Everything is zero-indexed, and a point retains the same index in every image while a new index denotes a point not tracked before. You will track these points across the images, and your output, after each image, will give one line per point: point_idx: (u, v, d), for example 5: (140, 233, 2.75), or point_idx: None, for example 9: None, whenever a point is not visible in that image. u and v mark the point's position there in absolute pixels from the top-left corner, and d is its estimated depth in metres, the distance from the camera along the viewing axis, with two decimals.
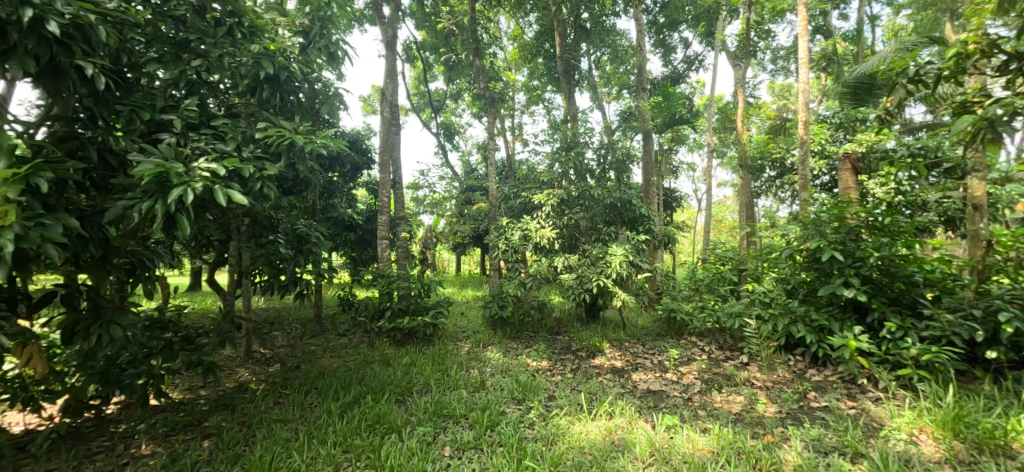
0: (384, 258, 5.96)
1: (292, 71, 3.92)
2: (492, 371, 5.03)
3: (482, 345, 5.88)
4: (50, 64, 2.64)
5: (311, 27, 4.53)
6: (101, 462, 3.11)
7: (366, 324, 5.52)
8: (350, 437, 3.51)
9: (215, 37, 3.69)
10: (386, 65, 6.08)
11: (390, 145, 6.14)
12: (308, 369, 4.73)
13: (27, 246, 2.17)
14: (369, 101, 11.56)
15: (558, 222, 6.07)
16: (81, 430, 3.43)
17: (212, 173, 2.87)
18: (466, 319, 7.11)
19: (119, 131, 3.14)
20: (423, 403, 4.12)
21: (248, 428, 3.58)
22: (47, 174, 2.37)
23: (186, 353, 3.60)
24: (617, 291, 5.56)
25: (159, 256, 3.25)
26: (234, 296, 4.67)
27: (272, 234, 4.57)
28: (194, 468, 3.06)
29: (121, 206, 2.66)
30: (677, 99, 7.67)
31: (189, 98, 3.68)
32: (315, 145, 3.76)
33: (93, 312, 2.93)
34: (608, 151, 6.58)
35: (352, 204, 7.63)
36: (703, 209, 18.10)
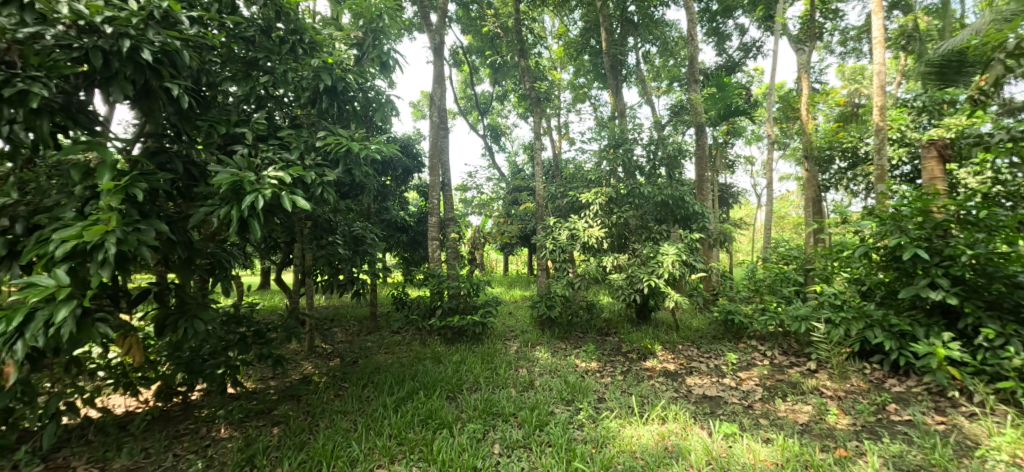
0: (435, 258, 6.13)
1: (348, 81, 4.16)
2: (540, 371, 5.04)
3: (530, 345, 5.88)
4: (143, 87, 2.97)
5: (365, 39, 4.78)
6: (187, 443, 3.45)
7: (418, 322, 5.72)
8: (404, 431, 3.65)
9: (279, 54, 3.98)
10: (434, 71, 6.26)
11: (439, 149, 6.32)
12: (365, 364, 4.98)
13: (126, 249, 2.46)
14: (419, 107, 11.93)
15: (607, 222, 5.95)
16: (171, 414, 3.82)
17: (279, 180, 3.10)
18: (514, 319, 7.15)
19: (199, 144, 3.48)
20: (473, 400, 4.20)
21: (313, 418, 3.82)
22: (142, 185, 2.66)
23: (258, 346, 3.92)
24: (670, 291, 5.36)
25: (235, 258, 3.56)
26: (299, 294, 5.01)
27: (332, 236, 4.85)
28: (265, 452, 3.32)
29: (202, 212, 2.95)
30: (733, 89, 7.26)
31: (258, 111, 4.00)
32: (370, 151, 3.96)
33: (180, 307, 3.28)
34: (658, 147, 6.35)
35: (404, 207, 7.92)
36: (763, 205, 17.02)
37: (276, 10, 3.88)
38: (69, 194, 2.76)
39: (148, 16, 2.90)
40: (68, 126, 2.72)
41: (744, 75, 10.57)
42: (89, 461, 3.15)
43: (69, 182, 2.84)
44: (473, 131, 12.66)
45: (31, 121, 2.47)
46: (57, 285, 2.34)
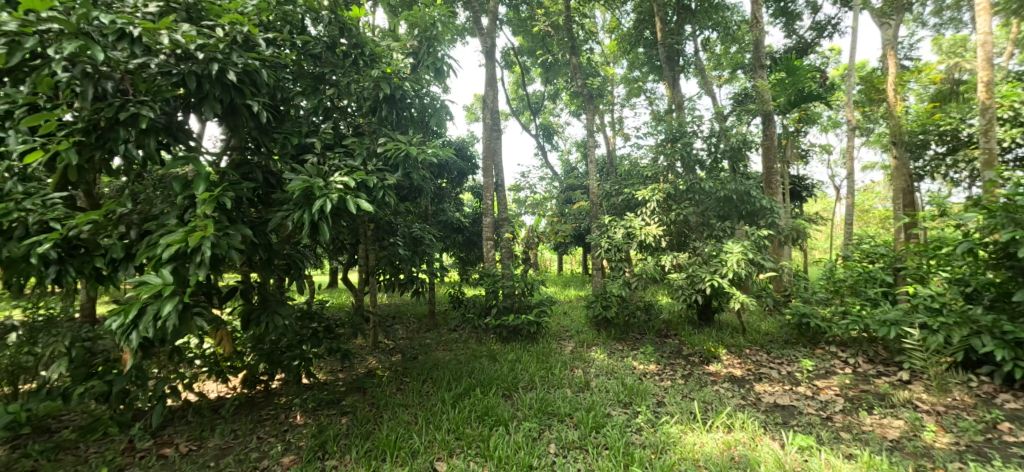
0: (490, 258, 6.23)
1: (405, 89, 4.35)
2: (596, 372, 4.95)
3: (586, 345, 5.81)
4: (229, 105, 3.31)
5: (420, 47, 4.96)
6: (269, 427, 3.80)
7: (474, 320, 5.87)
8: (462, 426, 3.75)
9: (343, 68, 4.24)
10: (486, 74, 6.36)
11: (492, 151, 6.42)
12: (425, 361, 5.18)
13: (218, 251, 2.76)
14: (472, 110, 12.19)
15: (665, 219, 5.71)
16: (255, 400, 4.22)
17: (344, 185, 3.31)
18: (569, 318, 7.08)
19: (276, 154, 3.80)
20: (528, 399, 4.22)
21: (377, 409, 4.04)
22: (229, 194, 2.97)
23: (329, 340, 4.21)
24: (735, 292, 5.03)
25: (307, 258, 3.86)
26: (364, 293, 5.32)
27: (393, 237, 5.09)
28: (336, 439, 3.57)
29: (279, 216, 3.23)
30: (804, 73, 6.67)
31: (325, 122, 4.29)
32: (427, 155, 4.13)
33: (262, 303, 3.62)
34: (721, 139, 5.99)
35: (460, 208, 8.13)
36: (843, 197, 15.49)
37: (339, 26, 4.16)
38: (171, 203, 3.13)
39: (233, 41, 3.23)
40: (169, 143, 3.08)
41: (818, 56, 9.69)
42: (190, 438, 3.56)
43: (171, 192, 3.23)
44: (526, 131, 12.71)
45: (141, 140, 2.84)
46: (163, 283, 2.67)
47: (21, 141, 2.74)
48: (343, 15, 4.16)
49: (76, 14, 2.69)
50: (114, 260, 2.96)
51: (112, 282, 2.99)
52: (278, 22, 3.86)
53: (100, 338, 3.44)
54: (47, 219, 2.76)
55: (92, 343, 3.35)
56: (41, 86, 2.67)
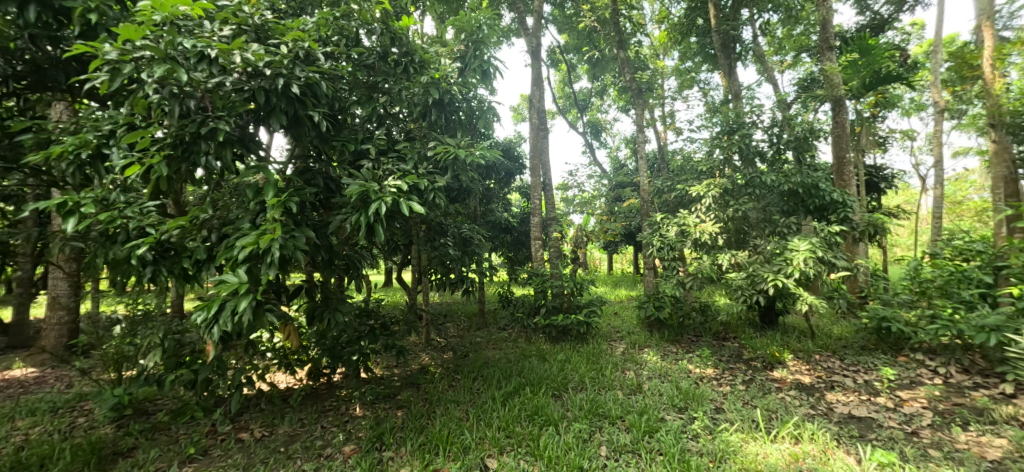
0: (539, 257, 6.22)
1: (453, 93, 4.45)
2: (649, 374, 4.80)
3: (638, 347, 5.65)
4: (293, 117, 3.56)
5: (467, 51, 5.05)
6: (332, 417, 4.04)
7: (523, 320, 5.90)
8: (512, 424, 3.79)
9: (395, 76, 4.40)
10: (532, 74, 6.37)
11: (540, 151, 6.42)
12: (475, 359, 5.27)
13: (285, 252, 2.97)
14: (518, 110, 12.24)
15: (722, 216, 5.42)
16: (319, 391, 4.50)
17: (398, 188, 3.45)
18: (620, 319, 6.93)
19: (335, 161, 4.04)
20: (579, 400, 4.17)
21: (430, 404, 4.17)
22: (294, 199, 3.19)
23: (385, 337, 4.41)
24: (802, 293, 4.67)
25: (364, 258, 4.06)
26: (417, 291, 5.52)
27: (443, 238, 5.23)
28: (392, 432, 3.73)
29: (339, 219, 3.42)
30: (881, 52, 6.05)
31: (379, 129, 4.48)
32: (475, 157, 4.20)
33: (325, 300, 3.87)
34: (784, 129, 5.58)
35: (508, 208, 8.19)
36: (930, 188, 13.91)
37: (391, 36, 4.33)
38: (245, 209, 3.42)
39: (295, 57, 3.47)
40: (243, 154, 3.37)
41: (897, 33, 8.76)
42: (263, 424, 3.87)
43: (245, 198, 3.53)
44: (573, 129, 12.58)
45: (219, 152, 3.13)
46: (239, 282, 2.93)
47: (123, 156, 3.12)
48: (393, 25, 4.32)
49: (164, 41, 3.02)
50: (198, 261, 3.28)
51: (196, 280, 3.32)
52: (335, 37, 4.10)
53: (188, 331, 3.84)
54: (144, 225, 3.11)
55: (181, 336, 3.74)
56: (137, 108, 3.03)
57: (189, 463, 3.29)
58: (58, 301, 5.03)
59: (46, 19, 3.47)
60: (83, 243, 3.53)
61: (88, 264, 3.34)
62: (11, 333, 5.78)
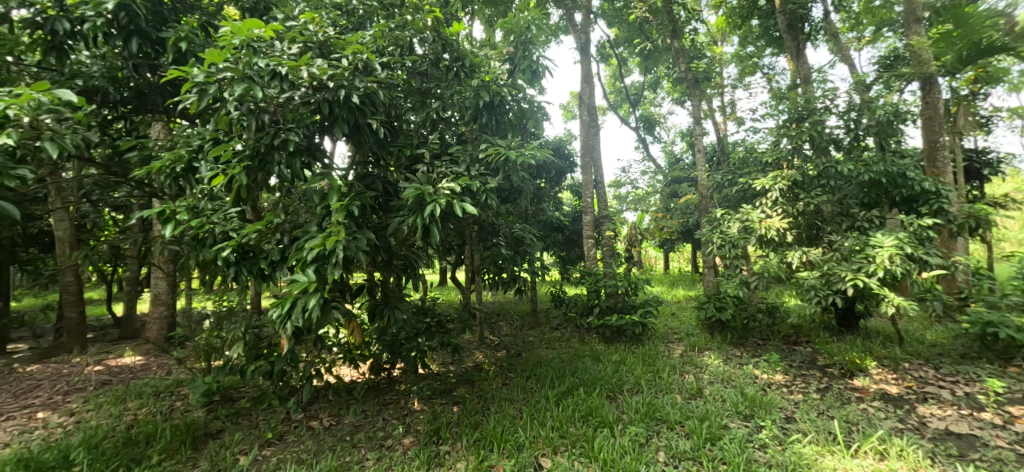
0: (591, 256, 6.14)
1: (504, 95, 4.48)
2: (711, 379, 4.56)
3: (697, 349, 5.38)
4: (354, 125, 3.76)
5: (516, 52, 5.05)
6: (392, 410, 4.24)
7: (576, 319, 5.86)
8: (566, 424, 3.76)
9: (447, 81, 4.52)
10: (582, 70, 6.28)
11: (590, 148, 6.33)
12: (528, 358, 5.30)
13: (349, 253, 3.17)
14: (568, 108, 12.12)
15: (790, 210, 5.03)
16: (381, 385, 4.74)
17: (451, 190, 3.56)
18: (678, 320, 6.66)
19: (392, 166, 4.25)
20: (635, 402, 4.05)
21: (485, 401, 4.26)
22: (356, 203, 3.39)
23: (441, 334, 4.56)
24: (887, 293, 4.22)
25: (420, 259, 4.22)
26: (470, 290, 5.64)
27: (496, 238, 5.31)
28: (449, 426, 3.85)
29: (396, 221, 3.59)
30: (982, 20, 5.32)
31: (433, 134, 4.63)
32: (526, 157, 4.22)
33: (386, 299, 4.08)
34: (862, 113, 5.06)
35: (559, 207, 8.15)
36: None
37: (442, 43, 4.45)
38: (312, 214, 3.68)
39: (355, 69, 3.67)
40: (310, 162, 3.63)
41: None
42: (331, 414, 4.15)
43: (312, 204, 3.80)
44: (625, 124, 12.25)
45: (289, 161, 3.39)
46: (309, 281, 3.16)
47: (210, 168, 3.47)
48: (444, 31, 4.47)
49: (242, 62, 3.32)
50: (272, 261, 3.58)
51: (272, 279, 3.62)
52: (391, 47, 4.29)
53: (265, 326, 4.19)
54: (227, 229, 3.44)
55: (259, 330, 4.10)
56: (220, 124, 3.35)
57: (267, 446, 3.60)
58: (159, 297, 5.70)
59: (146, 50, 3.94)
60: (178, 247, 3.98)
61: (182, 265, 3.76)
62: (122, 326, 6.63)
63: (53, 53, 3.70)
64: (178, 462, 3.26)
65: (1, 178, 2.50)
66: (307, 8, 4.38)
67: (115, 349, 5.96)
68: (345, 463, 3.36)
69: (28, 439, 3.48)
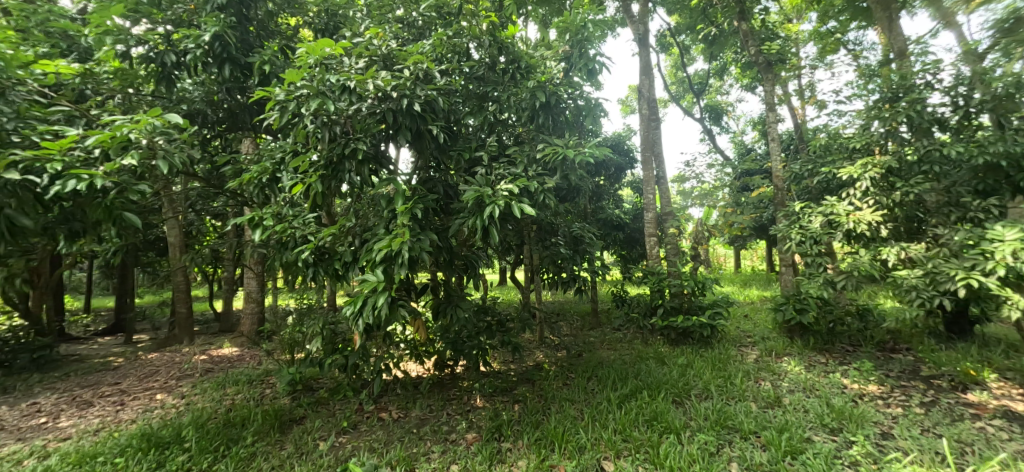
0: (654, 255, 5.92)
1: (560, 94, 4.44)
2: (790, 387, 4.20)
3: (774, 354, 4.98)
4: (416, 132, 3.93)
5: (572, 51, 4.98)
6: (456, 405, 4.39)
7: (639, 320, 5.68)
8: (629, 428, 3.65)
9: (504, 84, 4.58)
10: (641, 62, 6.07)
11: (651, 143, 6.10)
12: (589, 359, 5.23)
13: (413, 254, 3.33)
14: (627, 102, 11.76)
15: (885, 201, 4.51)
16: (444, 381, 4.92)
17: (509, 191, 3.60)
18: (751, 322, 6.20)
19: (453, 170, 4.39)
20: (704, 409, 3.84)
21: (546, 401, 4.26)
22: (419, 207, 3.54)
23: (501, 333, 4.64)
24: (1010, 295, 3.62)
25: (480, 259, 4.32)
26: (530, 290, 5.67)
27: (554, 237, 5.28)
28: (510, 424, 3.89)
29: (457, 223, 3.70)
30: None
31: (491, 136, 4.72)
32: (584, 155, 4.15)
33: (449, 298, 4.23)
34: (974, 87, 4.39)
35: (619, 205, 7.94)
36: None
37: (498, 46, 4.51)
38: (380, 218, 3.91)
39: (416, 78, 3.84)
40: (377, 169, 3.85)
41: None
42: (399, 407, 4.38)
43: (379, 208, 4.02)
44: (689, 116, 11.67)
45: (359, 169, 3.63)
46: (377, 281, 3.36)
47: (290, 178, 3.81)
48: (500, 35, 4.53)
49: (316, 80, 3.60)
50: (345, 262, 3.85)
51: (344, 279, 3.90)
52: (449, 55, 4.44)
53: (340, 322, 4.52)
54: (306, 234, 3.76)
55: (335, 326, 4.43)
56: (298, 138, 3.67)
57: (343, 434, 3.88)
58: (251, 295, 6.35)
59: (236, 75, 4.41)
60: (265, 250, 4.41)
61: (269, 266, 4.16)
62: (222, 320, 7.49)
63: (164, 83, 4.27)
64: (269, 443, 3.62)
65: (127, 193, 2.93)
66: (371, 25, 4.65)
67: (216, 341, 6.74)
68: (413, 454, 3.52)
69: (151, 416, 4.05)
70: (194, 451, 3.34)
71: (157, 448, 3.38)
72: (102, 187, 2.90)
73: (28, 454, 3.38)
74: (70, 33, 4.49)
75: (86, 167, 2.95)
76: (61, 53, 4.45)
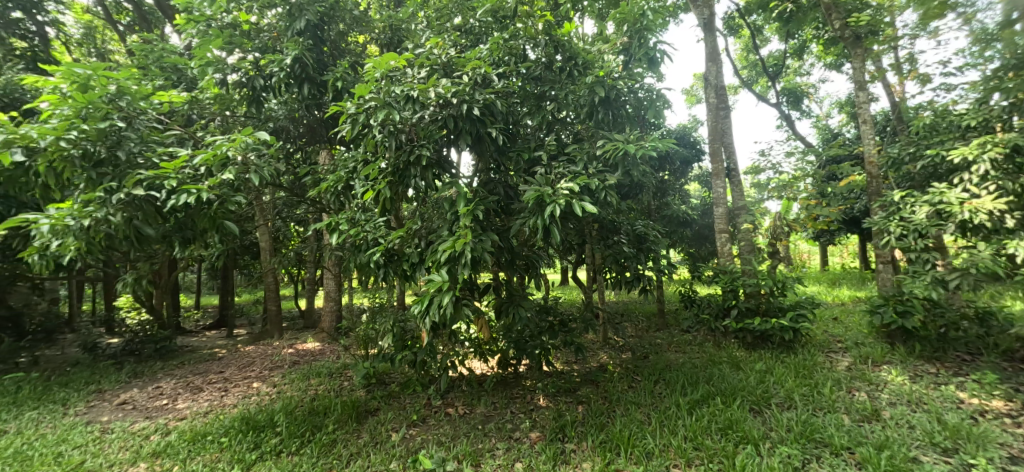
0: (726, 252, 5.57)
1: (620, 88, 4.29)
2: (891, 399, 3.73)
3: (871, 361, 4.45)
4: (476, 135, 4.03)
5: (631, 42, 4.76)
6: (519, 404, 4.44)
7: (710, 322, 5.36)
8: (701, 436, 3.46)
9: (561, 82, 4.52)
10: (707, 48, 5.73)
11: (720, 133, 5.74)
12: (656, 361, 5.03)
13: (475, 254, 3.41)
14: (692, 91, 11.12)
15: (1010, 186, 3.87)
16: (508, 379, 4.99)
17: (569, 190, 3.55)
18: (842, 325, 5.59)
19: (512, 170, 4.43)
20: (786, 420, 3.54)
21: (611, 403, 4.16)
22: (480, 208, 3.62)
23: (564, 333, 4.61)
24: None
25: (542, 258, 4.32)
26: (592, 290, 5.58)
27: (617, 236, 5.14)
28: (574, 425, 3.86)
29: (518, 223, 3.73)
30: None
31: (549, 136, 4.72)
32: (646, 149, 3.99)
33: (511, 297, 4.29)
34: None
35: (686, 200, 7.55)
36: None
37: (554, 45, 4.48)
38: (443, 220, 4.06)
39: (475, 83, 3.94)
40: (440, 174, 4.00)
41: None
42: (465, 403, 4.52)
43: (443, 211, 4.17)
44: (763, 101, 10.81)
45: (424, 174, 3.79)
46: (443, 280, 3.49)
47: (362, 185, 4.08)
48: (556, 33, 4.51)
49: (383, 91, 3.80)
50: (413, 263, 4.04)
51: (412, 279, 4.10)
52: (507, 58, 4.50)
53: (409, 320, 4.76)
54: (376, 237, 4.02)
55: (404, 324, 4.68)
56: (368, 147, 3.91)
57: (413, 426, 4.08)
58: (330, 294, 6.89)
59: (314, 92, 4.81)
60: (341, 252, 4.76)
61: (345, 268, 4.49)
62: (306, 317, 8.21)
63: (254, 104, 4.77)
64: (348, 431, 3.90)
65: (227, 203, 3.31)
66: (432, 36, 4.85)
67: (302, 336, 7.40)
68: (478, 450, 3.62)
69: (249, 402, 4.54)
70: (285, 436, 3.70)
71: (254, 430, 3.80)
72: (208, 199, 3.30)
73: (155, 430, 3.95)
74: (178, 66, 5.18)
75: (194, 182, 3.37)
76: (172, 84, 5.14)
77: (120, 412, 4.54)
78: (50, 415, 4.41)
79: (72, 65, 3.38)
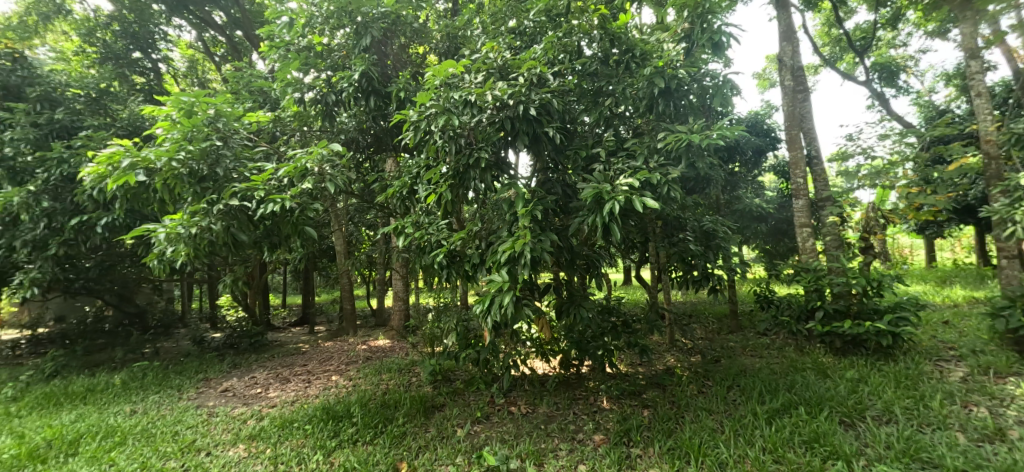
0: (808, 248, 5.10)
1: (681, 77, 4.08)
2: (1022, 417, 3.19)
3: (993, 373, 3.84)
4: (532, 136, 4.04)
5: (693, 26, 4.31)
6: (582, 406, 4.38)
7: (791, 325, 4.93)
8: (781, 448, 3.19)
9: (619, 76, 4.38)
10: (780, 27, 5.28)
11: (798, 117, 5.25)
12: (729, 366, 4.73)
13: (534, 254, 3.42)
14: (765, 75, 10.29)
15: None
16: (571, 380, 4.94)
17: (629, 186, 3.44)
18: (955, 330, 4.88)
19: (570, 169, 4.37)
20: (884, 435, 3.16)
21: (679, 409, 3.97)
22: (538, 208, 3.61)
23: (628, 334, 4.49)
24: None
25: (602, 257, 4.24)
26: (657, 289, 5.36)
27: (682, 233, 4.90)
28: (640, 429, 3.73)
29: (577, 222, 3.67)
30: None
31: (607, 131, 4.61)
32: (712, 139, 3.75)
33: (571, 297, 4.25)
34: None
35: (760, 193, 7.02)
36: None
37: (610, 38, 4.31)
38: (503, 221, 4.12)
39: (530, 84, 3.95)
40: (499, 176, 4.06)
41: None
42: (528, 401, 4.55)
43: (502, 212, 4.22)
44: (850, 80, 9.74)
45: (483, 177, 3.86)
46: (503, 281, 3.54)
47: (425, 189, 4.25)
48: (611, 27, 4.33)
49: (442, 98, 3.89)
50: (474, 263, 4.15)
51: (474, 280, 4.20)
52: (562, 55, 4.47)
53: (472, 319, 4.89)
54: (439, 239, 4.18)
55: (467, 323, 4.82)
56: (429, 153, 4.07)
57: (478, 423, 4.18)
58: (399, 294, 7.27)
59: (379, 104, 5.10)
60: (407, 254, 5.01)
61: (412, 269, 4.71)
62: (378, 316, 8.73)
63: (328, 118, 5.16)
64: (416, 425, 4.08)
65: (306, 210, 3.61)
66: (488, 40, 4.95)
67: (375, 333, 7.88)
68: (541, 449, 3.63)
69: (329, 393, 4.92)
70: (361, 426, 3.97)
71: (333, 419, 4.11)
72: (290, 207, 3.63)
73: (251, 415, 4.42)
74: (264, 89, 5.77)
75: (278, 192, 3.71)
76: (260, 105, 5.73)
77: (224, 398, 5.14)
78: (168, 399, 5.10)
79: (179, 94, 3.89)
